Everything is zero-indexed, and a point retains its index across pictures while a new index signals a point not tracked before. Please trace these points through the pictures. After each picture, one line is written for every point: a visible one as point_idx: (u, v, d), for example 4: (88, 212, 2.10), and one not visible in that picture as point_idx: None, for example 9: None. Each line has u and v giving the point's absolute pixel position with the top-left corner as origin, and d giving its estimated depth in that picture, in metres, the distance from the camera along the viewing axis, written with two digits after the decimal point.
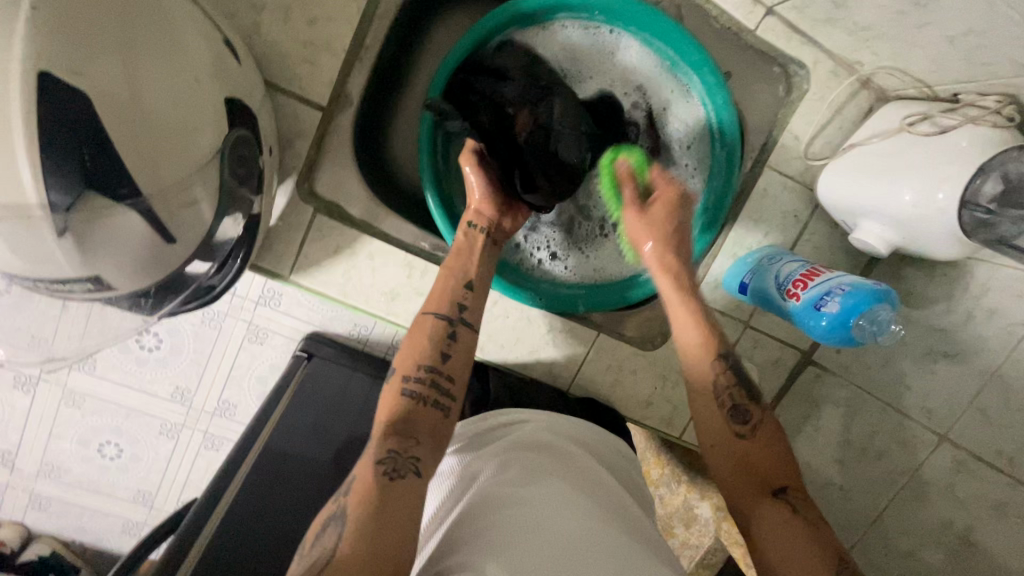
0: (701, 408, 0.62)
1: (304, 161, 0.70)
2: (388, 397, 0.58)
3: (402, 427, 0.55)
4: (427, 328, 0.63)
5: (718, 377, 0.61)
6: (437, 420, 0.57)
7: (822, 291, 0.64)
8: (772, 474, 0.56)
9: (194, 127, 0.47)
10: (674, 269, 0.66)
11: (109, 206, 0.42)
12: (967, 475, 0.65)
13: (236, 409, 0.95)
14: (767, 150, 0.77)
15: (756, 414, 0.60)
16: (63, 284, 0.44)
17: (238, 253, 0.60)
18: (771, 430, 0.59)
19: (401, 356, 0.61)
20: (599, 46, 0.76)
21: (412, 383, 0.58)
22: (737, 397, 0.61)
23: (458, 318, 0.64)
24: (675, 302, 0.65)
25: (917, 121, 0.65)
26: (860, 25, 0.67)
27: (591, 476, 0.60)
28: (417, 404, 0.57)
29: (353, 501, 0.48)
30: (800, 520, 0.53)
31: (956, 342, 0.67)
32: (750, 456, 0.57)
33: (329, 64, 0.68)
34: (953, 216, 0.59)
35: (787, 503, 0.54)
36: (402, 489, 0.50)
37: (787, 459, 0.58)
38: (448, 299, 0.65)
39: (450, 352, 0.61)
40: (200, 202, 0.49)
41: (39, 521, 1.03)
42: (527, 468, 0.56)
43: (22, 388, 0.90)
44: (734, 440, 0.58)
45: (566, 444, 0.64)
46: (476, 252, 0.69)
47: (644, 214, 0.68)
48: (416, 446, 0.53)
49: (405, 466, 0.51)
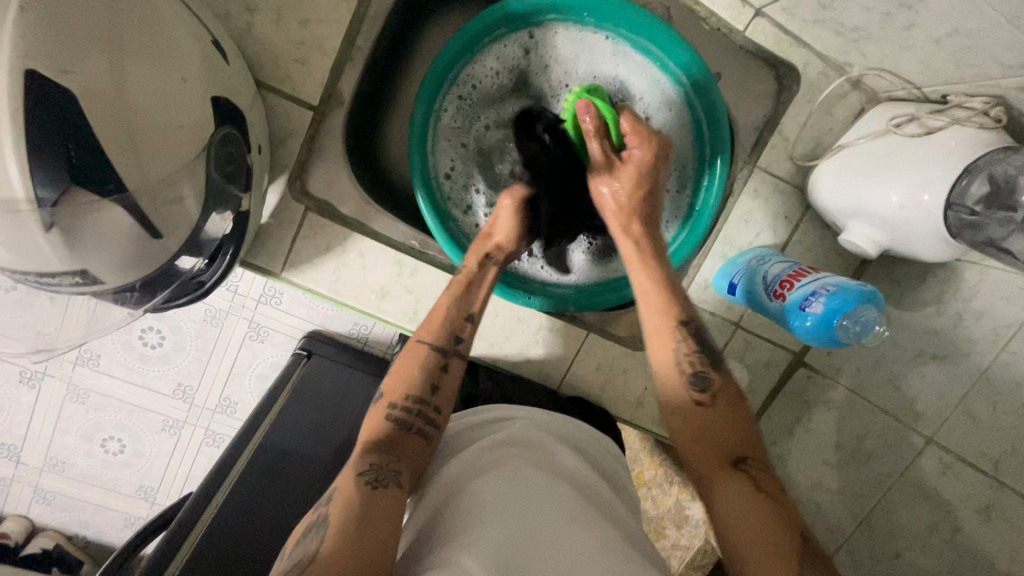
0: (662, 382, 0.62)
1: (296, 161, 0.71)
2: (374, 417, 0.59)
3: (384, 445, 0.56)
4: (419, 355, 0.63)
5: (680, 349, 0.61)
6: (420, 445, 0.58)
7: (808, 291, 0.64)
8: (732, 442, 0.57)
9: (179, 125, 0.47)
10: (638, 236, 0.67)
11: (95, 202, 0.43)
12: (954, 477, 0.64)
13: (235, 406, 0.96)
14: (758, 150, 0.77)
15: (717, 380, 0.60)
16: (52, 276, 0.45)
17: (227, 249, 0.61)
18: (732, 398, 0.60)
19: (391, 378, 0.62)
20: (590, 46, 0.75)
21: (398, 409, 0.59)
22: (698, 365, 0.61)
23: (452, 349, 0.64)
24: (636, 265, 0.66)
25: (905, 122, 0.65)
26: (848, 26, 0.67)
27: (575, 476, 0.60)
28: (402, 429, 0.57)
29: (334, 507, 0.49)
30: (761, 495, 0.54)
31: (945, 344, 0.66)
32: (708, 427, 0.58)
33: (321, 64, 0.69)
34: (936, 217, 0.59)
35: (748, 475, 0.55)
36: (383, 498, 0.50)
37: (746, 426, 0.58)
38: (447, 327, 0.65)
39: (440, 383, 0.62)
40: (186, 198, 0.50)
41: (43, 514, 1.05)
42: (509, 464, 0.56)
43: (27, 383, 0.92)
44: (695, 407, 0.59)
45: (548, 440, 0.64)
46: (477, 281, 0.69)
47: (613, 173, 0.67)
48: (397, 462, 0.55)
49: (387, 476, 0.52)
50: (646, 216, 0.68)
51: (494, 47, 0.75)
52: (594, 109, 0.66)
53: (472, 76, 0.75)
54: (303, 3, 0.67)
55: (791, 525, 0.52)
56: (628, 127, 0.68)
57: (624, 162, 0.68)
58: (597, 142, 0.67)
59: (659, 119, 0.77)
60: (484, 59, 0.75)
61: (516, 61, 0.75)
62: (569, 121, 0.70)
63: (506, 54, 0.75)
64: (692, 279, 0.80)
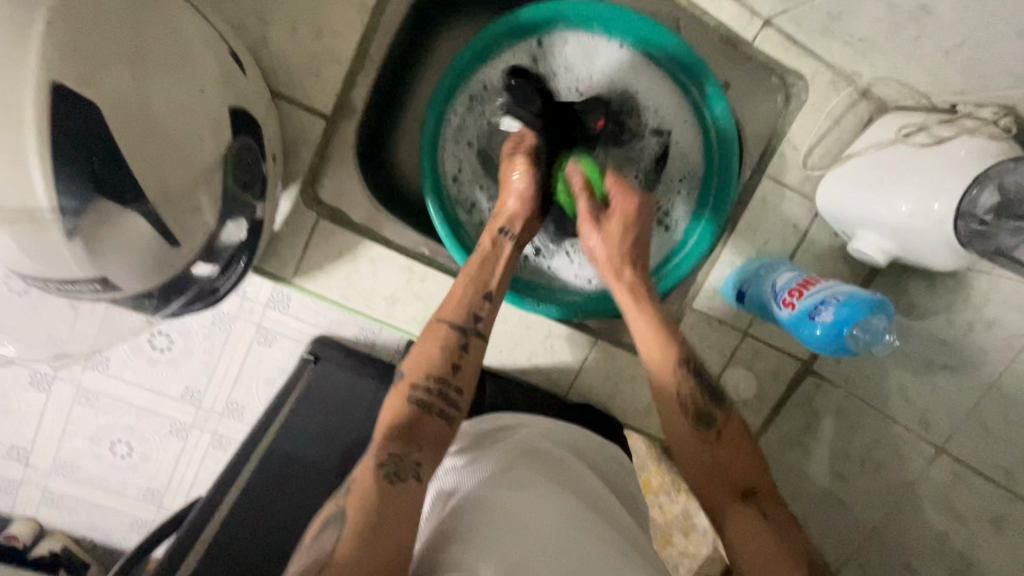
0: (667, 418, 0.61)
1: (308, 169, 0.72)
2: (393, 400, 0.58)
3: (404, 431, 0.55)
4: (439, 334, 0.62)
5: (679, 385, 0.61)
6: (442, 429, 0.57)
7: (817, 299, 0.64)
8: (742, 480, 0.57)
9: (198, 136, 0.48)
10: (631, 282, 0.67)
11: (116, 211, 0.43)
12: (965, 489, 0.64)
13: (244, 410, 0.97)
14: (766, 158, 0.77)
15: (721, 418, 0.60)
16: (71, 283, 0.45)
17: (241, 257, 0.62)
18: (737, 434, 0.60)
19: (410, 360, 0.61)
20: (600, 54, 0.76)
21: (419, 390, 0.58)
22: (701, 401, 0.61)
23: (471, 329, 0.63)
24: (632, 310, 0.66)
25: (913, 132, 0.65)
26: (857, 36, 0.67)
27: (586, 486, 0.61)
28: (423, 413, 0.57)
29: (353, 502, 0.48)
30: (772, 525, 0.54)
31: (955, 353, 0.66)
32: (717, 461, 0.58)
33: (334, 74, 0.70)
34: (947, 227, 0.59)
35: (759, 508, 0.55)
36: (402, 494, 0.50)
37: (757, 463, 0.59)
38: (466, 308, 0.64)
39: (461, 364, 0.61)
40: (203, 206, 0.51)
41: (52, 516, 1.06)
42: (517, 471, 0.57)
43: (37, 386, 0.93)
44: (699, 444, 0.59)
45: (553, 448, 0.64)
46: (493, 257, 0.68)
47: (601, 230, 0.67)
48: (418, 451, 0.54)
49: (406, 469, 0.51)
50: (638, 262, 0.68)
51: (505, 54, 0.75)
52: (581, 172, 0.69)
53: (483, 80, 0.76)
54: (316, 14, 0.68)
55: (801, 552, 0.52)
56: (611, 184, 0.69)
57: (610, 215, 0.68)
58: (583, 200, 0.68)
59: (668, 124, 0.78)
60: (493, 67, 0.75)
61: (527, 67, 0.76)
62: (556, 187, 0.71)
63: (517, 59, 0.75)
64: (699, 286, 0.80)
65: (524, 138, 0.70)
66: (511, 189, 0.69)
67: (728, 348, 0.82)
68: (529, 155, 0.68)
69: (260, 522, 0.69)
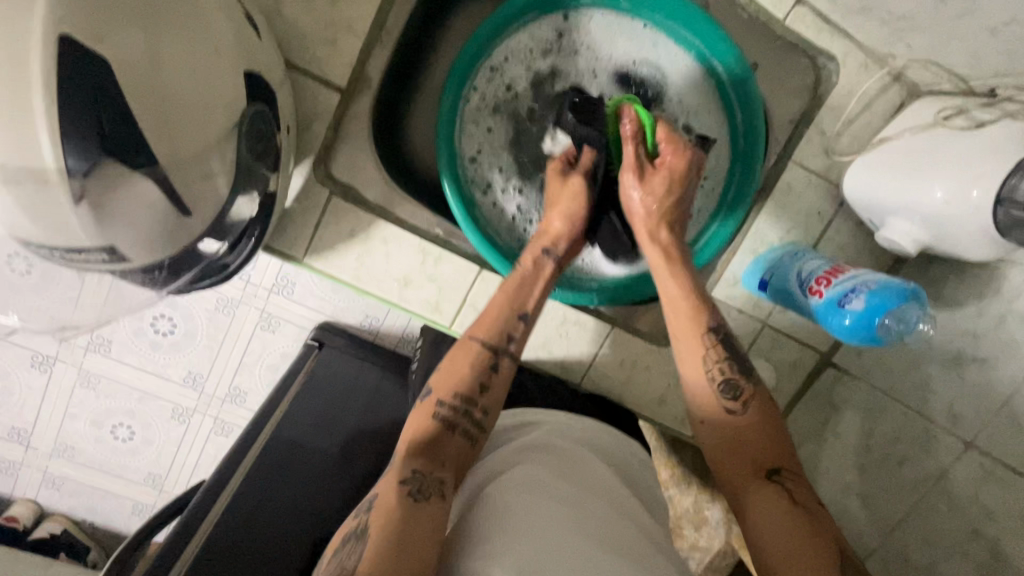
0: (693, 386, 0.61)
1: (321, 143, 0.70)
2: (420, 414, 0.57)
3: (429, 447, 0.54)
4: (470, 352, 0.60)
5: (708, 351, 0.61)
6: (465, 450, 0.56)
7: (847, 288, 0.62)
8: (764, 455, 0.56)
9: (213, 100, 0.46)
10: (665, 244, 0.66)
11: (126, 174, 0.41)
12: (996, 485, 0.62)
13: (246, 396, 0.96)
14: (793, 143, 0.75)
15: (747, 389, 0.60)
16: (79, 253, 0.43)
17: (252, 231, 0.60)
18: (761, 403, 0.59)
19: (439, 375, 0.59)
20: (625, 32, 0.73)
21: (445, 407, 0.57)
22: (730, 372, 0.60)
23: (503, 349, 0.61)
24: (661, 272, 0.65)
25: (953, 115, 0.63)
26: (895, 14, 0.64)
27: (606, 486, 0.59)
28: (447, 430, 0.55)
29: (374, 518, 0.47)
30: (795, 506, 0.52)
31: (986, 346, 0.64)
32: (737, 433, 0.57)
33: (350, 45, 0.67)
34: (985, 214, 0.57)
35: (782, 485, 0.54)
36: (425, 512, 0.48)
37: (780, 441, 0.57)
38: (499, 326, 0.62)
39: (489, 383, 0.59)
40: (216, 173, 0.49)
41: (51, 499, 1.04)
42: (535, 468, 0.56)
43: (39, 367, 0.91)
44: (724, 414, 0.58)
45: (571, 447, 0.62)
46: (530, 276, 0.66)
47: (644, 182, 0.64)
48: (441, 470, 0.53)
49: (430, 486, 0.51)
50: (674, 222, 0.66)
51: (526, 29, 0.73)
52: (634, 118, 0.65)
53: (504, 55, 0.73)
54: None
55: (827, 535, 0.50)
56: (663, 136, 0.65)
57: (656, 171, 0.65)
58: (631, 150, 0.64)
59: (690, 108, 0.75)
60: (513, 44, 0.73)
61: (551, 43, 0.73)
62: (608, 126, 0.67)
63: (540, 33, 0.73)
64: (720, 275, 0.78)
65: (580, 157, 0.68)
66: (551, 208, 0.67)
67: (748, 337, 0.80)
68: (585, 175, 0.67)
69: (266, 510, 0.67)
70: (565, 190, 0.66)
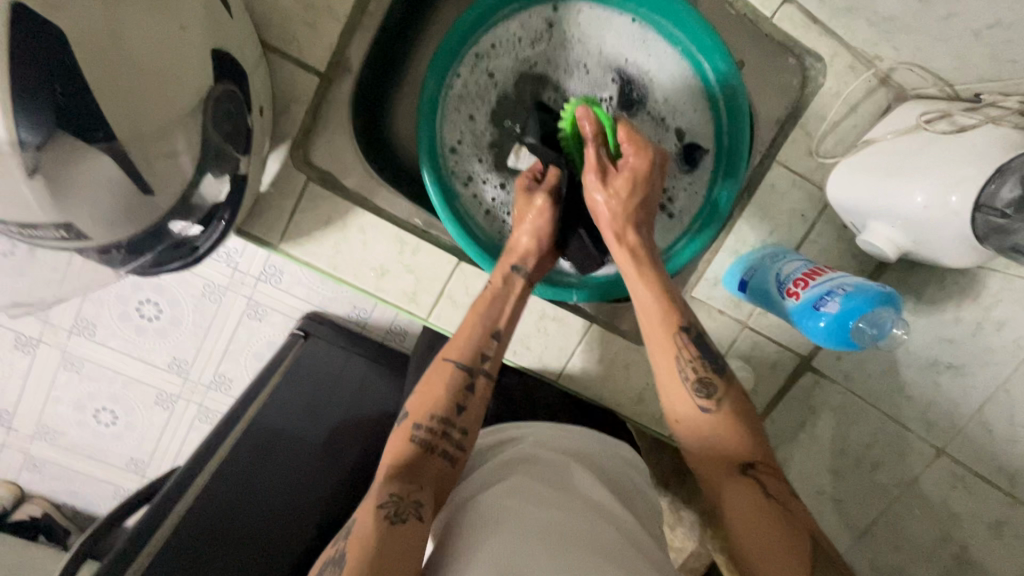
0: (666, 387, 0.59)
1: (300, 128, 0.69)
2: (398, 439, 0.57)
3: (407, 472, 0.54)
4: (444, 374, 0.61)
5: (681, 350, 0.59)
6: (444, 471, 0.56)
7: (823, 291, 0.62)
8: (736, 452, 0.55)
9: (176, 78, 0.45)
10: (633, 245, 0.63)
11: (82, 148, 0.40)
12: (962, 491, 0.63)
13: (231, 384, 0.95)
14: (778, 144, 0.75)
15: (721, 386, 0.58)
16: (33, 228, 0.42)
17: (223, 214, 0.61)
18: (736, 404, 0.58)
19: (416, 398, 0.60)
20: (613, 26, 0.72)
21: (422, 429, 0.57)
22: (702, 371, 0.58)
23: (479, 368, 0.62)
24: (632, 273, 0.63)
25: (936, 119, 0.62)
26: (881, 15, 0.63)
27: (585, 492, 0.58)
28: (424, 453, 0.56)
29: (352, 546, 0.47)
30: (769, 500, 0.52)
31: (962, 353, 0.64)
32: (712, 433, 0.56)
33: (330, 28, 0.66)
34: (963, 220, 0.56)
35: (757, 480, 0.53)
36: (404, 535, 0.48)
37: (755, 436, 0.56)
38: (471, 347, 0.63)
39: (466, 404, 0.59)
40: (180, 152, 0.48)
41: (32, 482, 1.02)
42: (520, 481, 0.55)
43: (22, 350, 0.90)
44: (696, 413, 0.57)
45: (550, 454, 0.62)
46: (503, 296, 0.66)
47: (606, 181, 0.62)
48: (419, 492, 0.52)
49: (407, 510, 0.50)
50: (641, 224, 0.64)
51: (513, 19, 0.72)
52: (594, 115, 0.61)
53: (492, 41, 0.72)
54: None
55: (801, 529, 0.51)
56: (624, 135, 0.63)
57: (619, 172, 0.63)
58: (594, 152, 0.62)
59: (676, 106, 0.74)
60: (499, 34, 0.72)
61: (541, 32, 0.72)
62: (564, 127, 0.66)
63: (530, 22, 0.72)
64: (700, 275, 0.78)
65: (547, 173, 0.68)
66: (521, 222, 0.66)
67: (726, 338, 0.79)
68: (551, 194, 0.66)
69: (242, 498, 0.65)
70: (531, 205, 0.66)
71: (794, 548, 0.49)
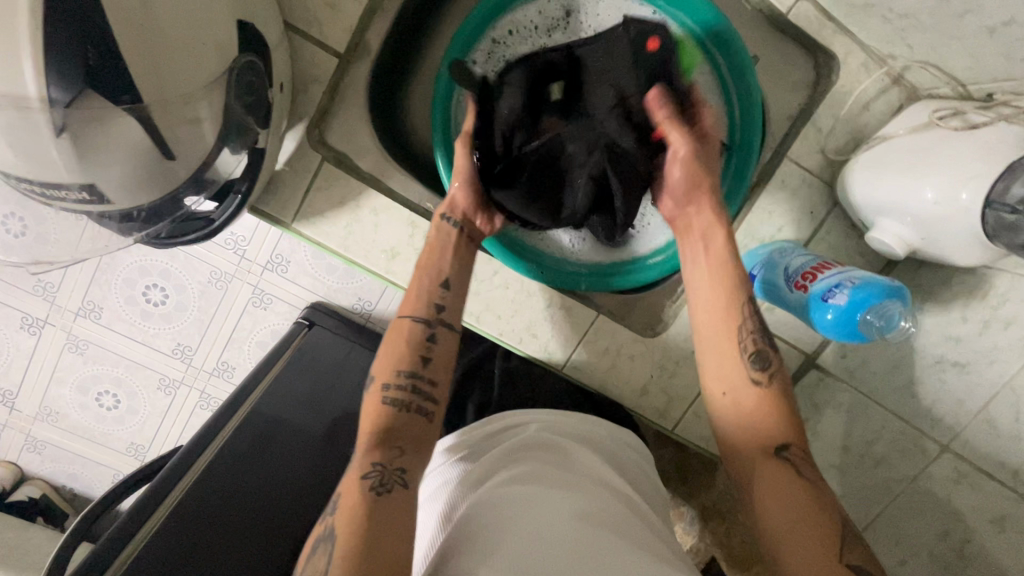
0: (721, 352, 0.61)
1: (317, 108, 0.70)
2: (369, 407, 0.57)
3: (384, 436, 0.54)
4: (405, 332, 0.62)
5: (744, 318, 0.61)
6: (423, 426, 0.56)
7: (832, 283, 0.62)
8: (775, 432, 0.55)
9: (202, 46, 0.46)
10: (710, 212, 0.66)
11: (110, 109, 0.41)
12: (969, 487, 0.65)
13: (234, 371, 0.96)
14: (789, 140, 0.75)
15: (775, 364, 0.58)
16: (57, 190, 0.43)
17: (240, 188, 0.63)
18: (784, 384, 0.58)
19: (379, 362, 0.60)
20: (631, 16, 0.72)
21: (392, 390, 0.57)
22: (761, 343, 0.59)
23: (436, 320, 0.64)
24: (715, 233, 0.65)
25: (948, 116, 0.63)
26: (897, 12, 0.64)
27: (593, 474, 0.58)
28: (399, 411, 0.56)
29: (341, 519, 0.48)
30: (805, 478, 0.53)
31: (970, 351, 0.64)
32: (760, 412, 0.56)
33: (350, 10, 0.67)
34: (974, 217, 0.57)
35: (792, 462, 0.53)
36: (390, 504, 0.49)
37: (794, 417, 0.56)
38: (425, 302, 0.65)
39: (430, 355, 0.61)
40: (203, 119, 0.48)
41: (32, 464, 1.02)
42: (530, 466, 0.56)
43: (28, 330, 0.90)
44: (748, 387, 0.58)
45: (560, 440, 0.62)
46: (448, 247, 0.69)
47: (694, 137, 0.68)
48: (401, 456, 0.53)
49: (391, 478, 0.51)
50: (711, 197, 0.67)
51: (531, 6, 0.73)
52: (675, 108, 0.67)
53: (509, 27, 0.73)
54: None
55: (832, 509, 0.52)
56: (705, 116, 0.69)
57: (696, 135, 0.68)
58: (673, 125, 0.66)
59: None
60: (518, 22, 0.73)
61: (558, 20, 0.73)
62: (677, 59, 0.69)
63: (548, 10, 0.73)
64: None
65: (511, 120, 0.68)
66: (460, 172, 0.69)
67: None
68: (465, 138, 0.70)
69: (245, 478, 0.65)
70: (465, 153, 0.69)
71: (825, 528, 0.50)
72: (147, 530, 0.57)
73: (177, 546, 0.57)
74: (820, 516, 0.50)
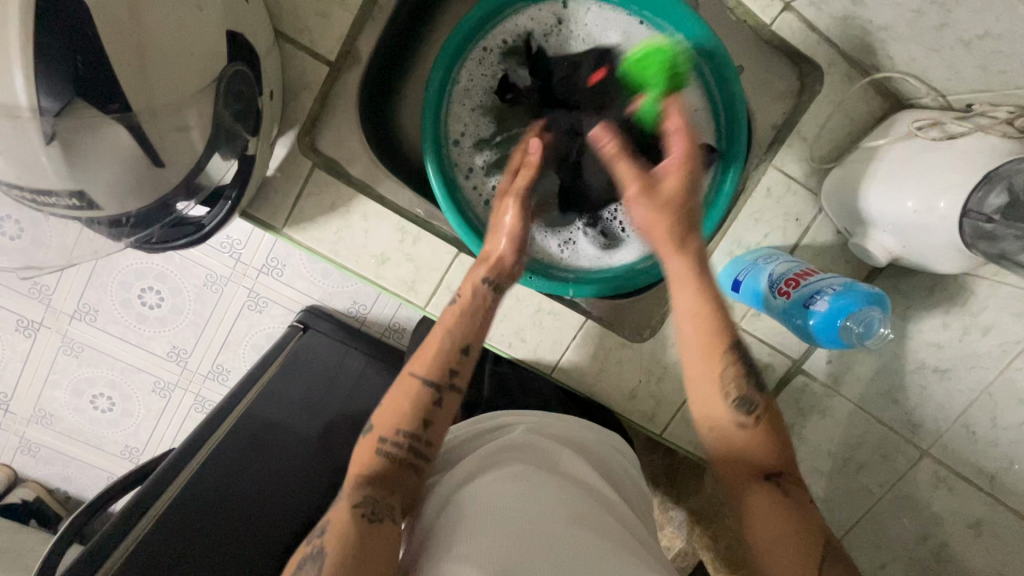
0: (705, 394, 0.58)
1: (308, 115, 0.71)
2: (363, 453, 0.56)
3: (376, 480, 0.53)
4: (412, 389, 0.58)
5: (732, 364, 0.57)
6: (412, 484, 0.55)
7: (813, 290, 0.63)
8: (763, 461, 0.56)
9: (191, 55, 0.47)
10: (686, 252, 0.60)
11: (98, 117, 0.42)
12: (948, 491, 0.66)
13: (228, 373, 0.96)
14: (775, 148, 0.76)
15: (762, 405, 0.57)
16: (47, 196, 0.44)
17: (230, 194, 0.63)
18: (773, 421, 0.57)
19: (381, 410, 0.58)
20: (617, 30, 0.74)
21: (388, 443, 0.55)
22: (746, 389, 0.57)
23: (447, 386, 0.59)
24: (685, 279, 0.59)
25: (927, 127, 0.64)
26: (877, 24, 0.65)
27: (571, 475, 0.59)
28: (393, 468, 0.54)
29: (331, 543, 0.47)
30: (790, 502, 0.54)
31: (951, 357, 0.65)
32: (747, 448, 0.56)
33: (340, 18, 0.68)
34: (951, 225, 0.58)
35: (778, 487, 0.54)
36: (378, 538, 0.49)
37: (782, 449, 0.57)
38: (439, 364, 0.60)
39: (433, 419, 0.58)
40: (191, 127, 0.49)
41: (27, 466, 1.02)
42: (514, 467, 0.56)
43: (23, 332, 0.91)
44: (736, 429, 0.56)
45: (542, 441, 0.63)
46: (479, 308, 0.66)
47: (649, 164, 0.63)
48: (391, 496, 0.53)
49: (383, 511, 0.51)
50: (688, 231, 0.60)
51: (523, 16, 0.74)
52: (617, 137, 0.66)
53: (503, 36, 0.75)
54: None
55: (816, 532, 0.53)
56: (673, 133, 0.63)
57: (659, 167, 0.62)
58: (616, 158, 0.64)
59: None
60: (511, 30, 0.75)
61: (549, 28, 0.75)
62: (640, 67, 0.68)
63: (539, 18, 0.75)
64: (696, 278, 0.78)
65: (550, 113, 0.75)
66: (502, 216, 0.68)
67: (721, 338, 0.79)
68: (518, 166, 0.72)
69: (235, 481, 0.66)
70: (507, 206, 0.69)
71: (808, 551, 0.51)
72: (136, 532, 0.57)
73: (166, 547, 0.58)
74: (804, 538, 0.51)
